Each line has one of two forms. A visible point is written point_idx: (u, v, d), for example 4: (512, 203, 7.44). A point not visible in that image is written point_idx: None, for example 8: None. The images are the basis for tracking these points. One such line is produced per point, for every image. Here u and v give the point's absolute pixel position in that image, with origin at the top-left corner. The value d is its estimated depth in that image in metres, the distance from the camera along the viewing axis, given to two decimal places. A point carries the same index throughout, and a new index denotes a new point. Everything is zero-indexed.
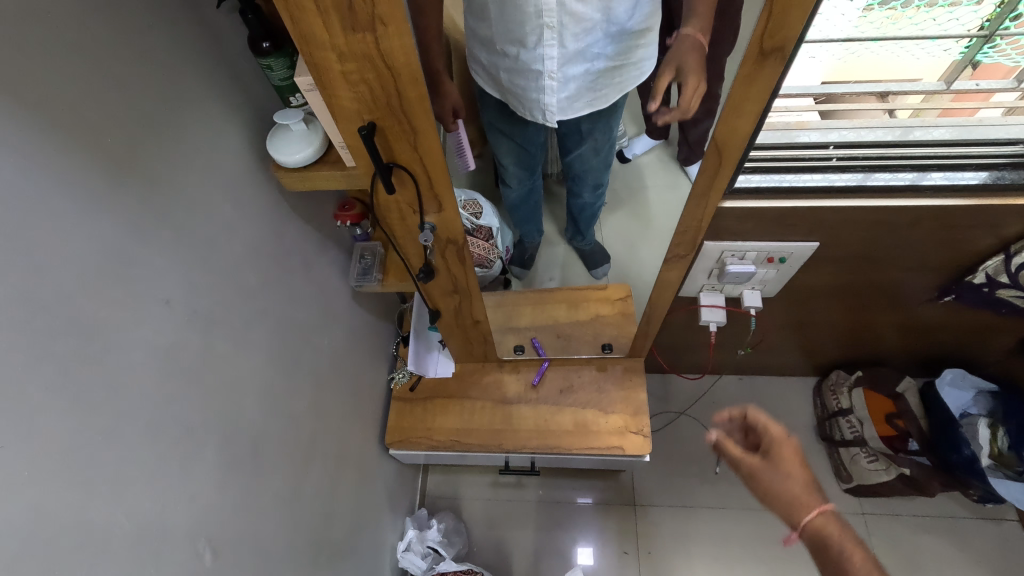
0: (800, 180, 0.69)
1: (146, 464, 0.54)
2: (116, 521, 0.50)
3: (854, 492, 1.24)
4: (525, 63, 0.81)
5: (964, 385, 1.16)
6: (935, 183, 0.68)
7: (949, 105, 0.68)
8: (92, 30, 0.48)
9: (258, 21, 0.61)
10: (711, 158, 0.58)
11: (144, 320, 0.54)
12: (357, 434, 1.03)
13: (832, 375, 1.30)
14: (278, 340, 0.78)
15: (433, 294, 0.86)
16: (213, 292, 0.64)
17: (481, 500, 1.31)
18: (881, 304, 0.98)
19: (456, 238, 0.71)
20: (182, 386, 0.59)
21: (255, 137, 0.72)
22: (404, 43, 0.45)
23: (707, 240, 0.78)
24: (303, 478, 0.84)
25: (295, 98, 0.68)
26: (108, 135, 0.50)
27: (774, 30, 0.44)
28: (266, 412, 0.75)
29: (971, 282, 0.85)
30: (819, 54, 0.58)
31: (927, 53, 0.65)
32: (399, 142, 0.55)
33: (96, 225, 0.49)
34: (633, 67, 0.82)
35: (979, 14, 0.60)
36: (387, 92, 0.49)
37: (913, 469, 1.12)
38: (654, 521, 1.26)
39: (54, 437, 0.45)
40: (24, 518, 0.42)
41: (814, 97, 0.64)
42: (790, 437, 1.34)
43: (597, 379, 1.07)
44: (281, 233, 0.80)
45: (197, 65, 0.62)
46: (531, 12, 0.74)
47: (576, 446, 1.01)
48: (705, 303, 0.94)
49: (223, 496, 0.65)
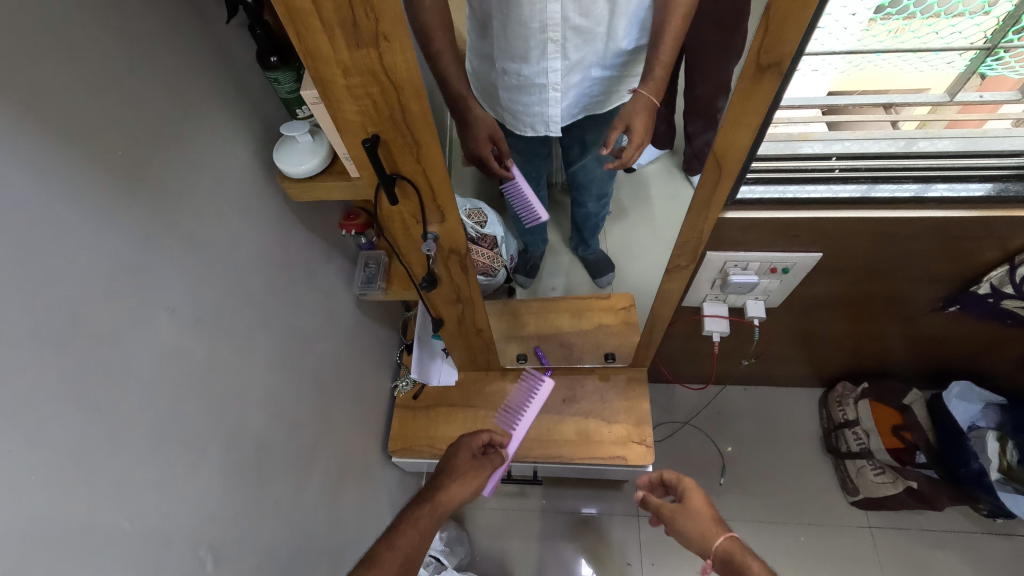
0: (803, 191, 0.69)
1: (151, 468, 0.54)
2: (121, 526, 0.51)
3: (860, 505, 1.23)
4: (528, 78, 0.84)
5: (973, 397, 1.15)
6: (938, 195, 0.69)
7: (955, 117, 0.67)
8: (106, 47, 0.50)
9: (266, 37, 0.62)
10: (711, 169, 0.58)
11: (150, 327, 0.55)
12: (360, 442, 1.03)
13: (838, 388, 1.29)
14: (282, 347, 0.79)
15: (435, 303, 0.86)
16: (218, 299, 0.66)
17: (484, 509, 1.30)
18: (886, 315, 0.98)
19: (459, 249, 0.72)
20: (187, 392, 0.60)
21: (262, 148, 0.74)
22: (406, 58, 0.46)
23: (709, 251, 0.78)
24: (305, 484, 0.84)
25: (302, 110, 0.70)
26: (119, 146, 0.52)
27: (772, 45, 0.44)
28: (269, 419, 0.75)
29: (976, 293, 0.84)
30: (822, 67, 0.56)
31: (932, 66, 0.64)
32: (403, 154, 0.55)
33: (106, 234, 0.50)
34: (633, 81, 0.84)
35: (983, 28, 0.59)
36: (390, 106, 0.50)
37: (919, 482, 1.11)
38: (659, 533, 1.25)
39: (60, 441, 0.45)
40: (29, 521, 0.43)
41: (820, 108, 0.63)
42: (795, 448, 1.33)
43: (598, 389, 1.06)
44: (286, 242, 0.81)
45: (206, 77, 0.63)
46: (534, 27, 0.77)
47: (578, 456, 1.01)
48: (710, 313, 0.94)
49: (227, 501, 0.66)
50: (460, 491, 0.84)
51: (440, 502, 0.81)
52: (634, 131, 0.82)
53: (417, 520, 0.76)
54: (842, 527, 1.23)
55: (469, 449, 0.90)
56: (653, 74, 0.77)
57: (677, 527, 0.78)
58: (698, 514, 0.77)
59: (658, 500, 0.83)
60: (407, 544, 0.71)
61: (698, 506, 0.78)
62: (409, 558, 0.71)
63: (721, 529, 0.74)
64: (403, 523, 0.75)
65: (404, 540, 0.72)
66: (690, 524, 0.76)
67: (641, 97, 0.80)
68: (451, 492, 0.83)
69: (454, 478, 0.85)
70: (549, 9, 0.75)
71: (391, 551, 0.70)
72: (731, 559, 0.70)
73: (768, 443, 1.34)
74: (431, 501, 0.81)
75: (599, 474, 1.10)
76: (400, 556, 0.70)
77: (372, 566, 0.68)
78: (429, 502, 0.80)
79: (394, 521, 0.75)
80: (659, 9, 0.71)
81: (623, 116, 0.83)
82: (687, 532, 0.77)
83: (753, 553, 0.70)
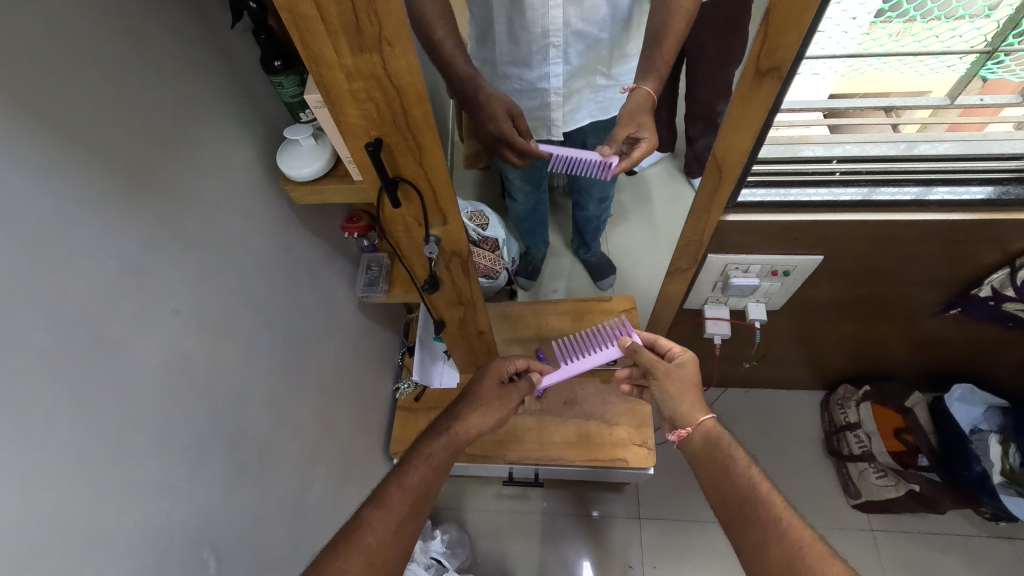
0: (805, 195, 0.69)
1: (154, 470, 0.55)
2: (124, 527, 0.51)
3: (861, 508, 1.23)
4: (529, 83, 0.84)
5: (975, 401, 1.15)
6: (939, 198, 0.69)
7: (957, 121, 0.68)
8: (111, 51, 0.50)
9: (270, 41, 0.63)
10: (711, 170, 0.58)
11: (154, 330, 0.55)
12: (362, 444, 1.04)
13: (839, 389, 1.29)
14: (285, 349, 0.79)
15: (438, 305, 0.86)
16: (221, 301, 0.66)
17: (485, 511, 1.30)
18: (887, 318, 0.98)
19: (461, 250, 0.72)
20: (191, 394, 0.60)
21: (265, 151, 0.74)
22: (409, 61, 0.46)
23: (711, 253, 0.78)
24: (306, 486, 0.84)
25: (305, 114, 0.70)
26: (124, 151, 0.52)
27: (771, 50, 0.44)
28: (272, 420, 0.75)
29: (976, 296, 0.84)
30: (822, 70, 0.57)
31: (932, 70, 0.65)
32: (404, 157, 0.56)
33: (111, 237, 0.51)
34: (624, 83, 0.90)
35: (982, 31, 0.60)
36: (393, 109, 0.50)
37: (922, 486, 1.12)
38: (660, 536, 1.25)
39: (64, 443, 0.46)
40: (33, 522, 0.43)
41: (821, 111, 0.64)
42: (797, 451, 1.33)
43: (599, 391, 1.06)
44: (290, 244, 0.81)
45: (209, 81, 0.64)
46: (537, 33, 0.77)
47: (579, 458, 1.00)
48: (710, 316, 0.94)
49: (230, 502, 0.66)
50: (481, 421, 0.80)
51: (458, 432, 0.77)
52: (647, 126, 0.80)
53: (429, 454, 0.72)
54: (845, 530, 1.23)
55: (495, 378, 0.85)
56: (655, 67, 0.78)
57: (662, 389, 0.76)
58: (688, 383, 0.75)
59: (653, 355, 0.78)
60: (416, 483, 0.67)
61: (691, 376, 0.75)
62: (418, 495, 0.67)
63: (705, 409, 0.73)
64: (413, 457, 0.71)
65: (414, 478, 0.68)
66: (677, 393, 0.74)
67: (642, 93, 0.79)
68: (471, 422, 0.79)
69: (475, 408, 0.81)
70: (550, 14, 0.74)
71: (399, 489, 0.66)
72: (709, 441, 0.69)
73: (770, 445, 1.34)
74: (450, 431, 0.77)
75: (596, 477, 1.12)
76: (408, 494, 0.66)
77: (382, 506, 0.63)
78: (443, 433, 0.77)
79: (406, 456, 0.71)
80: (662, 12, 0.72)
81: (629, 116, 0.81)
82: (671, 395, 0.75)
83: (733, 439, 0.70)
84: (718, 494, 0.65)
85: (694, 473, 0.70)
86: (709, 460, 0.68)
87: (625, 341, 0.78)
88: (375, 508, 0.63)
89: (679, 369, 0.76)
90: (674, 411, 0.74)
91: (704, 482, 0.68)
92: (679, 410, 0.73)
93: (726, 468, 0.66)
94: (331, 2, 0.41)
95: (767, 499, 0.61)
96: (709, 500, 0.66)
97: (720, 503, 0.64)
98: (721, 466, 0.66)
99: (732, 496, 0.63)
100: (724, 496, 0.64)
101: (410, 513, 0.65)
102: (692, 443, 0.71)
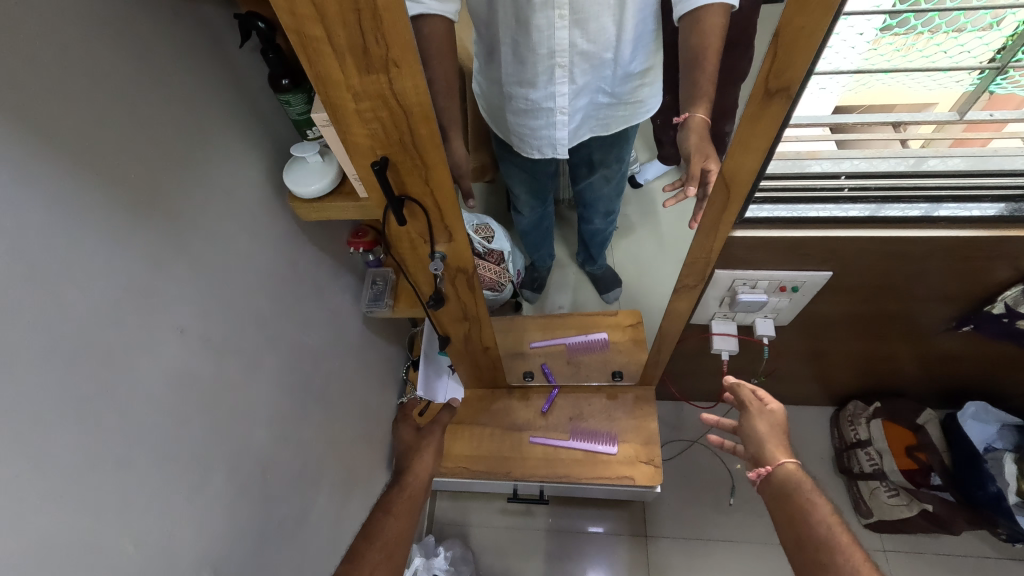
0: (811, 211, 0.68)
1: (154, 492, 0.54)
2: (124, 551, 0.51)
3: (875, 528, 1.21)
4: (535, 102, 0.84)
5: (988, 418, 1.13)
6: (949, 214, 0.68)
7: (961, 136, 0.67)
8: (120, 75, 0.51)
9: (278, 61, 0.63)
10: (719, 190, 0.58)
11: (159, 350, 0.56)
12: (366, 459, 1.03)
13: (850, 406, 1.27)
14: (288, 365, 0.79)
15: (444, 321, 0.86)
16: (227, 318, 0.66)
17: (488, 527, 1.29)
18: (898, 334, 0.96)
19: (465, 267, 0.72)
20: (193, 413, 0.60)
21: (272, 168, 0.75)
22: (417, 83, 0.46)
23: (718, 270, 0.78)
24: (308, 503, 0.83)
25: (312, 131, 0.71)
26: (131, 173, 0.52)
27: (780, 72, 0.44)
28: (274, 439, 0.75)
29: (990, 313, 0.83)
30: (830, 84, 0.56)
31: (939, 84, 0.62)
32: (411, 176, 0.56)
33: (116, 259, 0.51)
34: (638, 105, 0.86)
35: (990, 45, 0.59)
36: (399, 129, 0.50)
37: (935, 505, 1.09)
38: (667, 554, 1.23)
39: (63, 468, 0.45)
40: (39, 546, 0.43)
41: (827, 126, 0.61)
42: (807, 467, 1.31)
43: (606, 407, 1.04)
44: (294, 260, 0.81)
45: (217, 100, 0.64)
46: (542, 53, 0.77)
47: (585, 477, 0.97)
48: (717, 331, 0.92)
49: (231, 523, 0.65)
50: (427, 462, 0.80)
51: (410, 483, 0.76)
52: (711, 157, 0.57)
53: (393, 506, 0.71)
54: None
55: (412, 426, 0.87)
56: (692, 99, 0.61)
57: (750, 426, 0.72)
58: (779, 427, 0.71)
59: (752, 388, 0.75)
60: (385, 536, 0.67)
61: (780, 421, 0.71)
62: (391, 545, 0.66)
63: (790, 454, 0.68)
64: (379, 512, 0.71)
65: (383, 532, 0.67)
66: (763, 437, 0.70)
67: (696, 122, 0.61)
68: (417, 470, 0.79)
69: (414, 457, 0.80)
70: (556, 36, 0.75)
71: (370, 542, 0.66)
72: (789, 482, 0.64)
73: None
74: (398, 485, 0.75)
75: (626, 495, 1.08)
76: (380, 544, 0.66)
77: (354, 563, 0.63)
78: (399, 485, 0.75)
79: (372, 511, 0.70)
80: (696, 34, 0.61)
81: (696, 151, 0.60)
82: (755, 439, 0.71)
83: (817, 489, 0.63)
84: (792, 536, 0.60)
85: (769, 514, 0.65)
86: (784, 505, 0.63)
87: (727, 377, 0.76)
88: (349, 564, 0.63)
89: (771, 413, 0.72)
90: (757, 448, 0.70)
91: (780, 525, 0.62)
92: (762, 447, 0.69)
93: (801, 510, 0.60)
94: (338, 24, 0.41)
95: (843, 552, 0.54)
96: (783, 541, 0.61)
97: (795, 546, 0.59)
98: (797, 509, 0.61)
99: (806, 539, 0.58)
100: (798, 539, 0.59)
101: (385, 564, 0.64)
102: (771, 484, 0.66)
